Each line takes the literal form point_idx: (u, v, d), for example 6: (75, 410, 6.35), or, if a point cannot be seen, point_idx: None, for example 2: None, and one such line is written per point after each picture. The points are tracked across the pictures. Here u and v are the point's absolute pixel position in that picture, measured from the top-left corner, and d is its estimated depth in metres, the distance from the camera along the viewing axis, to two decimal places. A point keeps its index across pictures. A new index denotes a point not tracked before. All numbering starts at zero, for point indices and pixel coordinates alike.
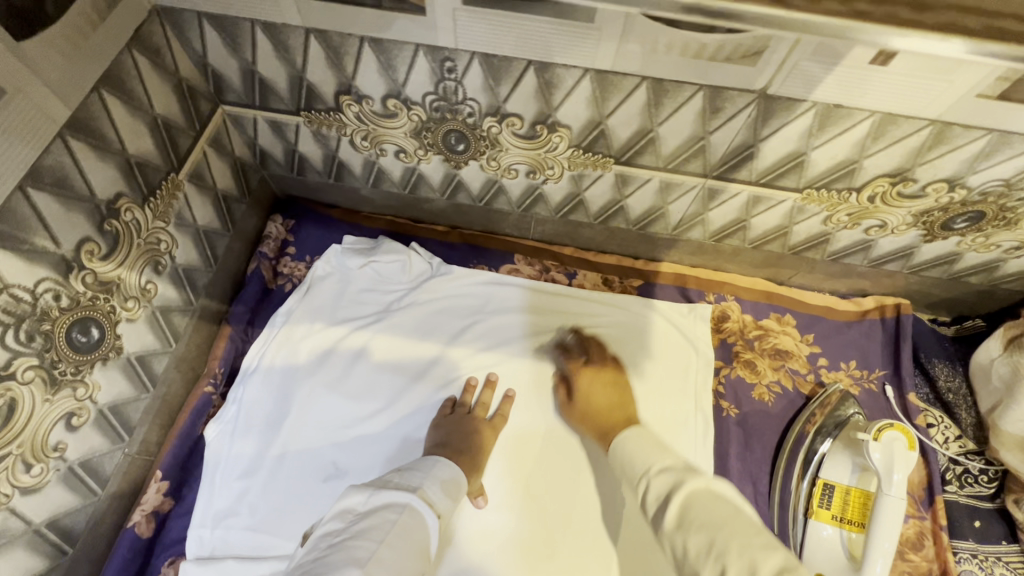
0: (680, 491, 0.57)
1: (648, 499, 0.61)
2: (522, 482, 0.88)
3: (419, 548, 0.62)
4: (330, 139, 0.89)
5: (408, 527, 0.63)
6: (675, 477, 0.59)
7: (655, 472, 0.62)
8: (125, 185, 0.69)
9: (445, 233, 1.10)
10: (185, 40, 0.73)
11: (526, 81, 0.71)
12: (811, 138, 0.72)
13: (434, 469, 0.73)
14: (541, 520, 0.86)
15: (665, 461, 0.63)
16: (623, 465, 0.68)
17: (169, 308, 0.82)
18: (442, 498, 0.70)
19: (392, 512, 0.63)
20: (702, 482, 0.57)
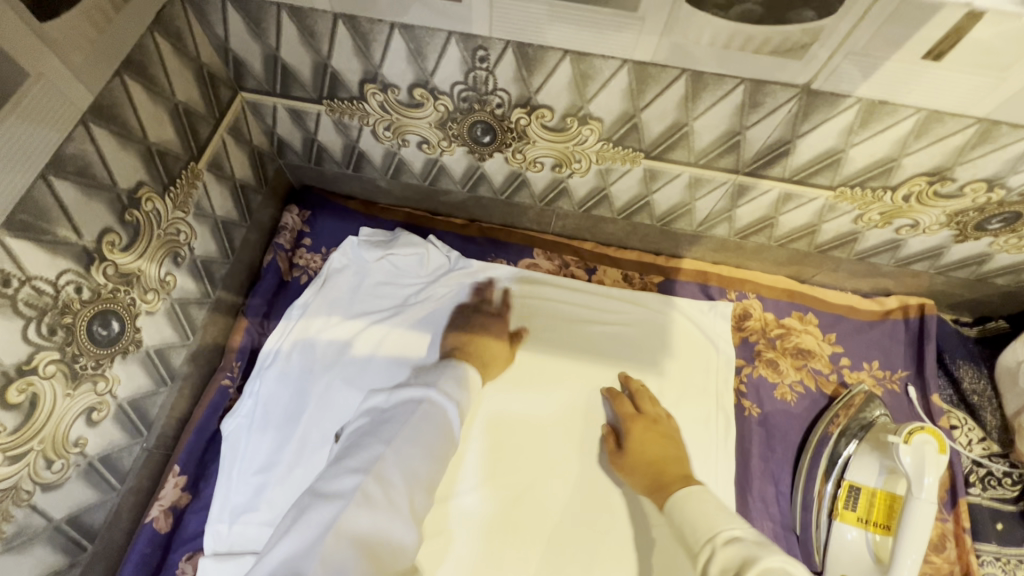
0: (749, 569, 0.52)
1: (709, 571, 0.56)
2: (506, 471, 0.87)
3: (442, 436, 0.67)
4: (351, 129, 0.87)
5: (426, 417, 0.68)
6: (744, 548, 0.55)
7: (723, 543, 0.57)
8: (146, 173, 0.67)
9: (463, 225, 1.08)
10: (207, 24, 0.71)
11: (560, 72, 0.68)
12: (851, 135, 0.70)
13: (448, 370, 0.77)
14: (522, 512, 0.85)
15: (732, 530, 0.59)
16: (680, 529, 0.64)
17: (188, 300, 0.80)
18: (460, 389, 0.75)
19: (409, 408, 0.68)
20: (778, 561, 0.52)
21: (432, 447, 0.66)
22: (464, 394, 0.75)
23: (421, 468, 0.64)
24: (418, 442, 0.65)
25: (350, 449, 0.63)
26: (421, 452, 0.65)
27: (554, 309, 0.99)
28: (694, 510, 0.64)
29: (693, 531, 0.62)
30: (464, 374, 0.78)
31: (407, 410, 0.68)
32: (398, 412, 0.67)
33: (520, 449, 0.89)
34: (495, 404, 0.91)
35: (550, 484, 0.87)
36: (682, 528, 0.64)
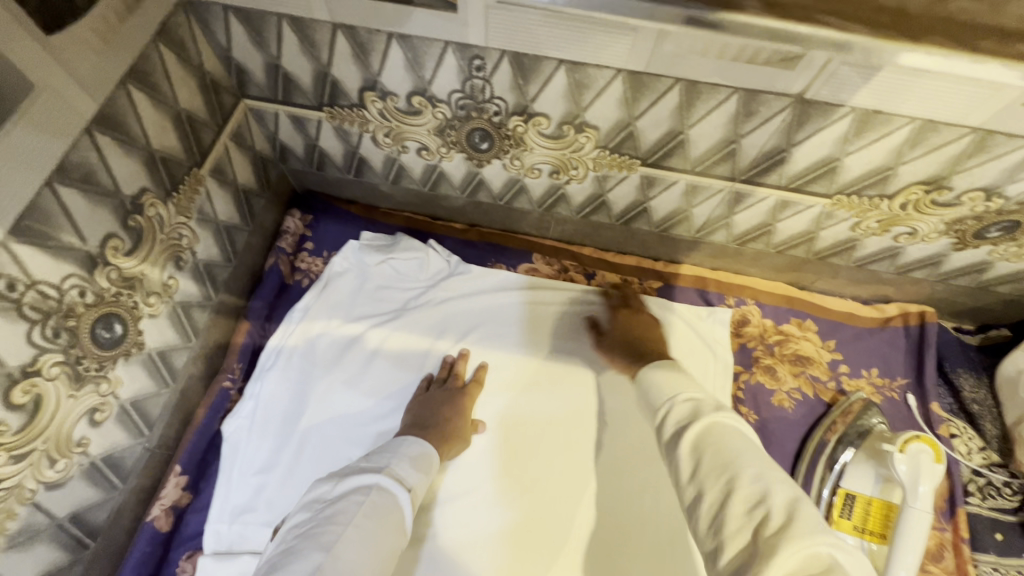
0: (700, 420, 0.56)
1: (666, 423, 0.59)
2: (519, 475, 0.87)
3: (392, 524, 0.64)
4: (351, 135, 0.88)
5: (374, 509, 0.64)
6: (697, 407, 0.58)
7: (679, 399, 0.60)
8: (149, 180, 0.69)
9: (463, 230, 1.09)
10: (210, 33, 0.72)
11: (556, 81, 0.69)
12: (847, 143, 0.70)
13: (403, 447, 0.75)
14: (533, 517, 0.85)
15: (694, 393, 0.61)
16: (644, 395, 0.65)
17: (190, 303, 0.82)
18: (412, 473, 0.72)
19: (356, 500, 0.63)
20: (722, 416, 0.56)
21: (376, 547, 0.61)
22: (418, 477, 0.72)
23: (365, 574, 0.58)
24: (364, 541, 0.60)
25: (286, 557, 0.57)
26: (366, 553, 0.60)
27: (557, 311, 0.99)
28: (654, 377, 0.65)
29: (652, 395, 0.63)
30: (419, 451, 0.75)
31: (352, 504, 0.63)
32: (343, 505, 0.63)
33: (532, 452, 0.89)
34: (506, 406, 0.92)
35: (561, 490, 0.86)
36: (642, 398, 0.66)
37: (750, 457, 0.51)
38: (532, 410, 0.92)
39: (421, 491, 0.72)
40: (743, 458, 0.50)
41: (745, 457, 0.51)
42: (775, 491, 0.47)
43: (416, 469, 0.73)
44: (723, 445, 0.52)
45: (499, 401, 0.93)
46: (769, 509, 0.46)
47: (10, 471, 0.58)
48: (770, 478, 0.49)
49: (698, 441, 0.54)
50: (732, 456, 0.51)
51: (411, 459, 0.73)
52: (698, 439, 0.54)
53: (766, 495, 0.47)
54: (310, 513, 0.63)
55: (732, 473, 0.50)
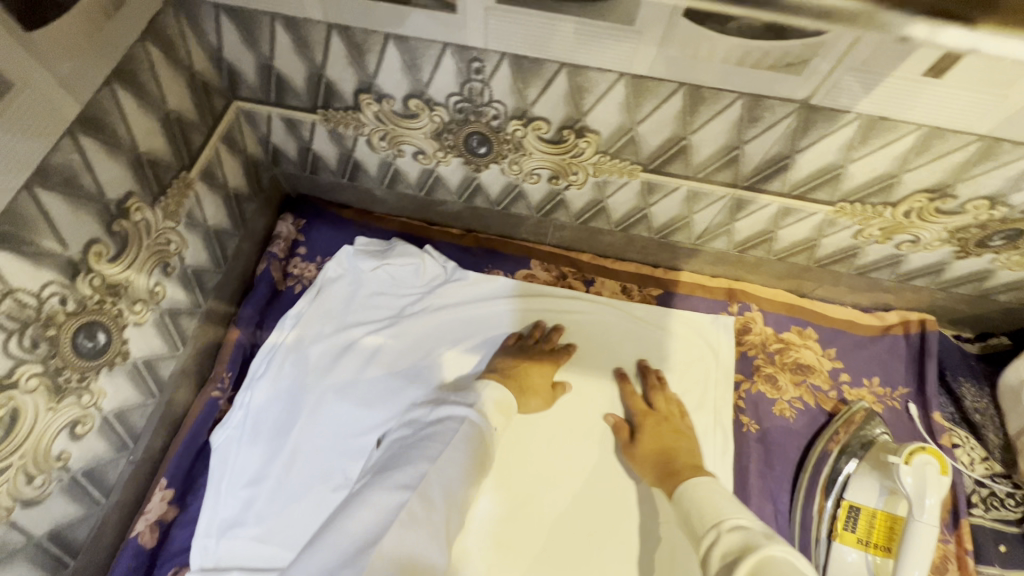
0: (749, 554, 0.54)
1: (714, 557, 0.59)
2: (517, 480, 0.87)
3: (481, 456, 0.67)
4: (346, 138, 0.86)
5: (466, 439, 0.67)
6: (747, 538, 0.57)
7: (725, 529, 0.60)
8: (135, 183, 0.66)
9: (461, 236, 1.07)
10: (201, 33, 0.70)
11: (557, 84, 0.68)
12: (851, 150, 0.69)
13: (486, 389, 0.76)
14: (528, 519, 0.85)
15: (739, 520, 0.61)
16: (688, 521, 0.67)
17: (177, 311, 0.79)
18: (497, 412, 0.74)
19: (451, 427, 0.68)
20: (781, 550, 0.54)
21: (472, 468, 0.65)
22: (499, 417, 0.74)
23: (459, 492, 0.62)
24: (462, 462, 0.64)
25: (394, 464, 0.62)
26: (464, 473, 0.64)
27: (556, 316, 0.99)
28: (698, 498, 0.67)
29: (699, 524, 0.64)
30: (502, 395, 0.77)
31: (450, 429, 0.67)
32: (442, 430, 0.67)
33: (532, 453, 0.89)
34: None
35: (560, 492, 0.86)
36: (688, 521, 0.66)
37: None
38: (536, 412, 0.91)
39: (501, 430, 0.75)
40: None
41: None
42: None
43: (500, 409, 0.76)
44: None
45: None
46: None
47: None
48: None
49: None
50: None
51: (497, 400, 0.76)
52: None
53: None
54: (408, 434, 0.68)
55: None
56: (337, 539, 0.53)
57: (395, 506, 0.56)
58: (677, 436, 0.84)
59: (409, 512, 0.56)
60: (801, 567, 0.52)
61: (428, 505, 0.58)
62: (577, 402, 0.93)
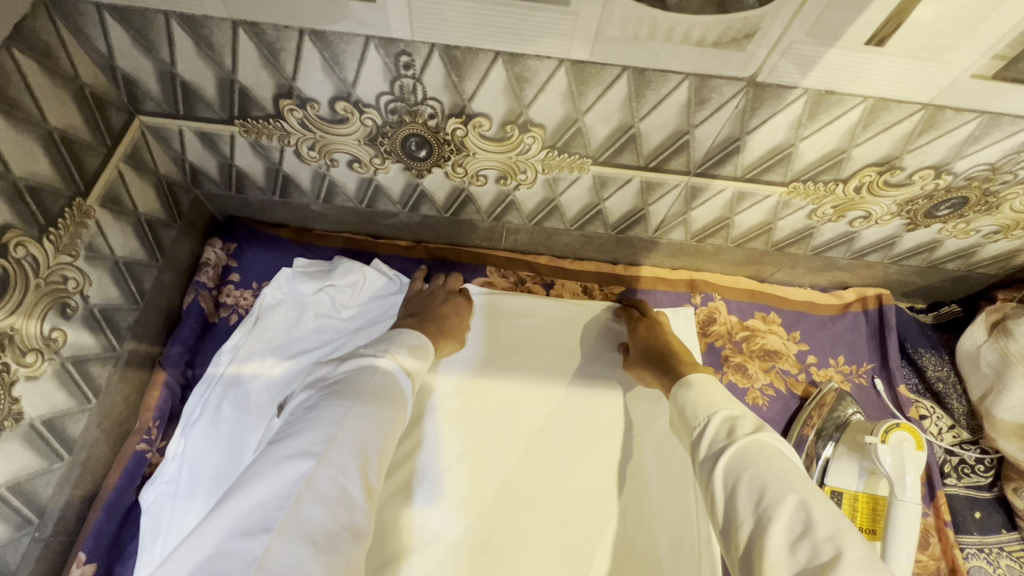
0: (735, 442, 0.56)
1: (699, 445, 0.60)
2: (482, 480, 0.82)
3: (396, 405, 0.64)
4: (271, 150, 0.79)
5: (377, 388, 0.63)
6: (730, 430, 0.58)
7: (715, 417, 0.61)
8: (14, 215, 0.57)
9: (410, 248, 1.01)
10: (85, 38, 0.61)
11: (495, 76, 0.63)
12: (801, 128, 0.67)
13: (399, 337, 0.74)
14: (496, 517, 0.80)
15: (730, 409, 0.61)
16: (682, 415, 0.65)
17: (85, 358, 0.69)
18: (411, 361, 0.71)
19: (362, 380, 0.63)
20: (766, 437, 0.56)
21: (383, 421, 0.60)
22: (416, 364, 0.72)
23: (373, 447, 0.58)
24: (369, 416, 0.59)
25: (294, 426, 0.57)
26: (376, 425, 0.59)
27: (506, 322, 0.95)
28: (694, 392, 0.66)
29: (687, 414, 0.64)
30: (416, 343, 0.74)
31: (359, 381, 0.63)
32: (348, 383, 0.62)
33: (502, 456, 0.85)
34: (457, 421, 0.86)
35: (534, 498, 0.82)
36: (680, 411, 0.66)
37: (796, 480, 0.51)
38: (508, 414, 0.88)
39: (417, 378, 0.71)
40: (783, 483, 0.50)
41: (785, 483, 0.50)
42: (817, 520, 0.47)
43: (413, 357, 0.72)
44: (757, 467, 0.53)
45: (462, 405, 0.88)
46: (813, 544, 0.46)
47: None
48: (809, 500, 0.49)
49: (735, 463, 0.55)
50: (764, 481, 0.51)
51: (410, 348, 0.73)
52: (729, 465, 0.55)
53: (808, 526, 0.47)
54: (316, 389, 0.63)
55: (769, 504, 0.49)
56: (238, 511, 0.49)
57: (298, 477, 0.51)
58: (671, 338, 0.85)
59: (316, 479, 0.52)
60: (786, 454, 0.55)
61: (336, 465, 0.54)
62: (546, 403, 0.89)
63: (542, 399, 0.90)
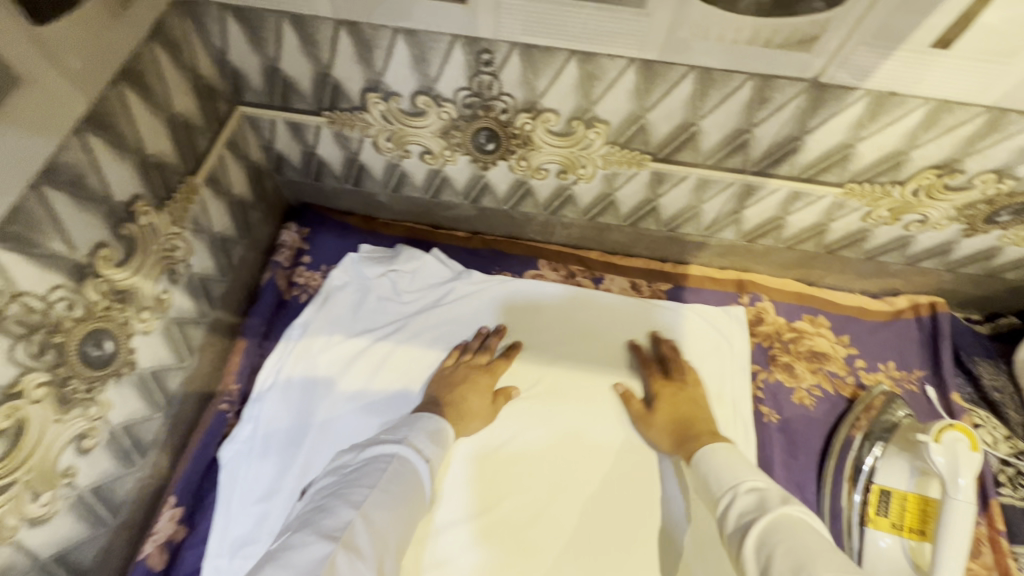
0: (767, 513, 0.58)
1: (728, 517, 0.62)
2: (491, 488, 0.86)
3: (413, 491, 0.66)
4: (352, 141, 0.86)
5: (398, 478, 0.66)
6: (762, 500, 0.61)
7: (740, 490, 0.64)
8: (143, 186, 0.64)
9: (468, 238, 1.07)
10: (206, 35, 0.69)
11: (568, 73, 0.68)
12: (860, 128, 0.69)
13: (419, 423, 0.76)
14: (504, 523, 0.84)
15: (754, 481, 0.65)
16: (704, 480, 0.70)
17: (184, 320, 0.77)
18: (431, 446, 0.73)
19: (379, 468, 0.66)
20: (795, 508, 0.58)
21: (400, 506, 0.63)
22: (437, 449, 0.74)
23: (384, 534, 0.60)
24: (385, 504, 0.62)
25: (317, 512, 0.59)
26: (393, 513, 0.62)
27: (527, 334, 0.99)
28: (717, 461, 0.71)
29: (711, 487, 0.68)
30: (435, 427, 0.76)
31: (377, 469, 0.66)
32: (369, 471, 0.65)
33: (512, 467, 0.88)
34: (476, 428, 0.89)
35: (539, 525, 0.84)
36: (703, 481, 0.70)
37: (826, 556, 0.51)
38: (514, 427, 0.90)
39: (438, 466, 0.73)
40: (813, 560, 0.51)
41: (819, 559, 0.51)
42: None
43: (432, 443, 0.74)
44: (787, 538, 0.54)
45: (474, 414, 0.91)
46: None
47: None
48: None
49: (765, 535, 0.57)
50: (798, 553, 0.52)
51: (426, 433, 0.74)
52: (759, 542, 0.56)
53: None
54: (337, 478, 0.66)
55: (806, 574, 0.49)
56: None
57: (321, 559, 0.53)
58: (694, 403, 0.87)
59: (339, 560, 0.53)
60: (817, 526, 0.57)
61: (357, 551, 0.56)
62: (555, 416, 0.91)
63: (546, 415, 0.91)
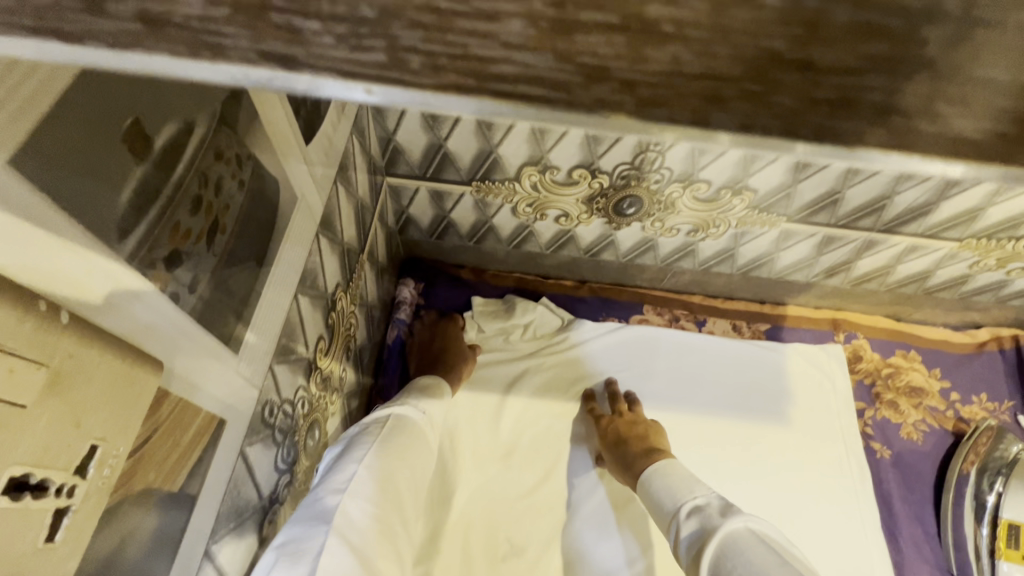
0: (713, 536, 0.56)
1: (681, 544, 0.61)
2: (467, 492, 0.88)
3: (417, 448, 0.61)
4: (490, 207, 0.88)
5: (393, 431, 0.60)
6: (704, 521, 0.60)
7: (683, 516, 0.63)
8: (341, 273, 0.66)
9: (575, 287, 1.09)
10: (381, 118, 0.72)
11: (734, 151, 0.72)
12: (996, 195, 0.75)
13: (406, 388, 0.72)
14: (476, 523, 0.85)
15: (696, 500, 0.64)
16: (654, 507, 0.69)
17: (349, 393, 0.78)
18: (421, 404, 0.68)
19: (374, 427, 0.60)
20: (738, 520, 0.57)
21: (401, 454, 0.58)
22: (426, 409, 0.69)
23: (400, 478, 0.55)
24: (387, 451, 0.56)
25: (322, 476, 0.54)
26: (394, 459, 0.56)
27: (626, 374, 1.01)
28: (670, 481, 0.70)
29: (661, 508, 0.67)
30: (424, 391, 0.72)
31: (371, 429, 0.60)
32: (362, 433, 0.59)
33: (487, 472, 0.90)
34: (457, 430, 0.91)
35: (496, 528, 0.86)
36: (654, 507, 0.69)
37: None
38: (489, 429, 0.93)
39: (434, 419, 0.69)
40: None
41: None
42: None
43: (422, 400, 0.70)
44: (737, 560, 0.52)
45: (454, 417, 0.92)
46: None
47: None
48: None
49: (717, 560, 0.55)
50: None
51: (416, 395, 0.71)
52: (714, 564, 0.54)
53: None
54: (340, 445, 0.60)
55: None
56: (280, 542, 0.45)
57: (331, 508, 0.48)
58: (643, 429, 0.87)
59: (349, 506, 0.48)
60: (757, 533, 0.55)
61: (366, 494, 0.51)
62: (524, 425, 0.95)
63: (516, 419, 0.95)
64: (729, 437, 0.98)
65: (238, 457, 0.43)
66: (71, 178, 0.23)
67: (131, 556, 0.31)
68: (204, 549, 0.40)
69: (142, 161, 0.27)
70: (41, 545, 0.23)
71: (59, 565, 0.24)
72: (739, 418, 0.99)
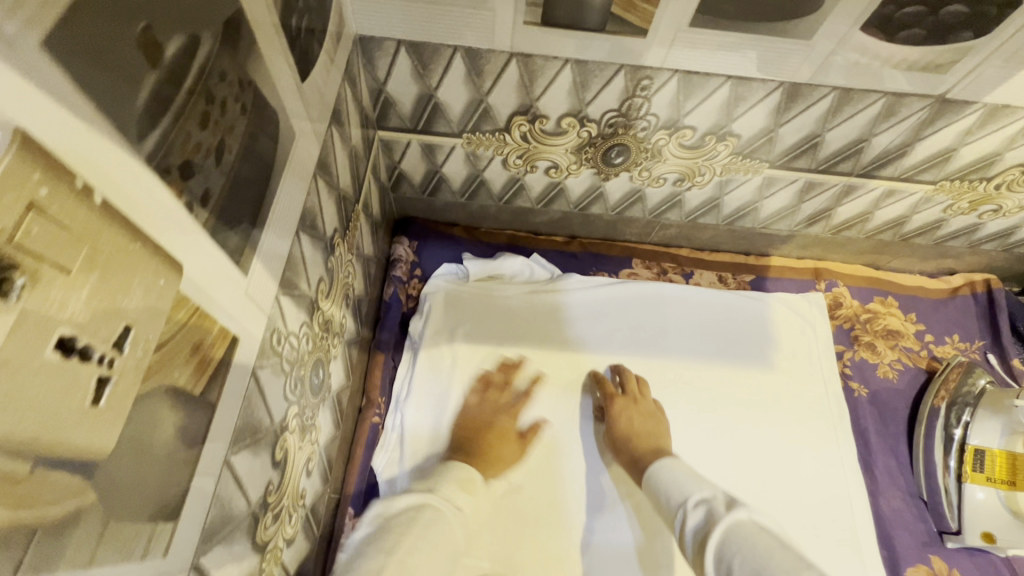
0: (718, 525, 0.55)
1: (685, 535, 0.59)
2: None
3: None
4: (481, 159, 0.89)
5: None
6: (709, 510, 0.58)
7: (689, 506, 0.61)
8: (338, 219, 0.68)
9: (566, 243, 1.12)
10: (371, 68, 0.73)
11: (718, 95, 0.74)
12: (968, 135, 0.79)
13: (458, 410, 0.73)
14: None
15: (701, 492, 0.62)
16: (658, 504, 0.67)
17: (349, 341, 0.80)
18: None
19: None
20: (743, 512, 0.56)
21: None
22: None
23: None
24: None
25: None
26: None
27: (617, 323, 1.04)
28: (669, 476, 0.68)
29: (667, 503, 0.65)
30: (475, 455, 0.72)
31: None
32: None
33: None
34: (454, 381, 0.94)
35: None
36: (659, 501, 0.67)
37: (777, 561, 0.49)
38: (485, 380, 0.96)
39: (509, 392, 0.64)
40: (772, 562, 0.49)
41: (774, 563, 0.48)
42: None
43: None
44: (742, 548, 0.51)
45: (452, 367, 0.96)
46: None
47: (273, 533, 0.55)
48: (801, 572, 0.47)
49: (720, 549, 0.53)
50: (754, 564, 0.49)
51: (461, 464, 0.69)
52: (718, 553, 0.53)
53: None
54: None
55: None
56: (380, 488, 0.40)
57: None
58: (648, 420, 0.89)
59: None
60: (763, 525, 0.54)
61: None
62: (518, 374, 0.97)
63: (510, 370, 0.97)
64: (714, 380, 1.02)
65: (251, 377, 0.46)
66: (96, 72, 0.25)
67: (161, 445, 0.33)
68: (222, 459, 0.42)
69: (156, 67, 0.29)
70: (88, 407, 0.25)
71: (102, 431, 0.27)
72: (725, 362, 1.03)
